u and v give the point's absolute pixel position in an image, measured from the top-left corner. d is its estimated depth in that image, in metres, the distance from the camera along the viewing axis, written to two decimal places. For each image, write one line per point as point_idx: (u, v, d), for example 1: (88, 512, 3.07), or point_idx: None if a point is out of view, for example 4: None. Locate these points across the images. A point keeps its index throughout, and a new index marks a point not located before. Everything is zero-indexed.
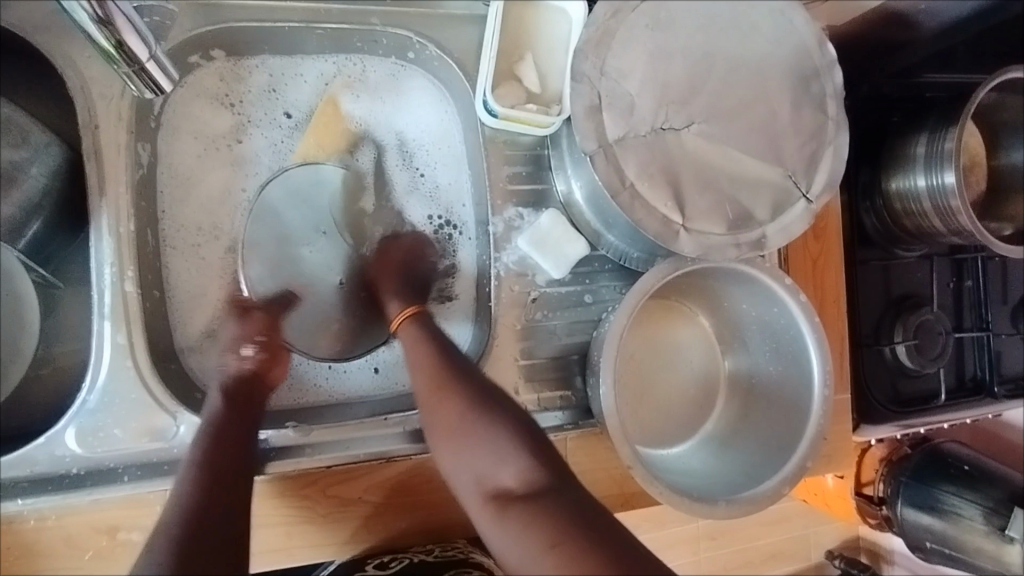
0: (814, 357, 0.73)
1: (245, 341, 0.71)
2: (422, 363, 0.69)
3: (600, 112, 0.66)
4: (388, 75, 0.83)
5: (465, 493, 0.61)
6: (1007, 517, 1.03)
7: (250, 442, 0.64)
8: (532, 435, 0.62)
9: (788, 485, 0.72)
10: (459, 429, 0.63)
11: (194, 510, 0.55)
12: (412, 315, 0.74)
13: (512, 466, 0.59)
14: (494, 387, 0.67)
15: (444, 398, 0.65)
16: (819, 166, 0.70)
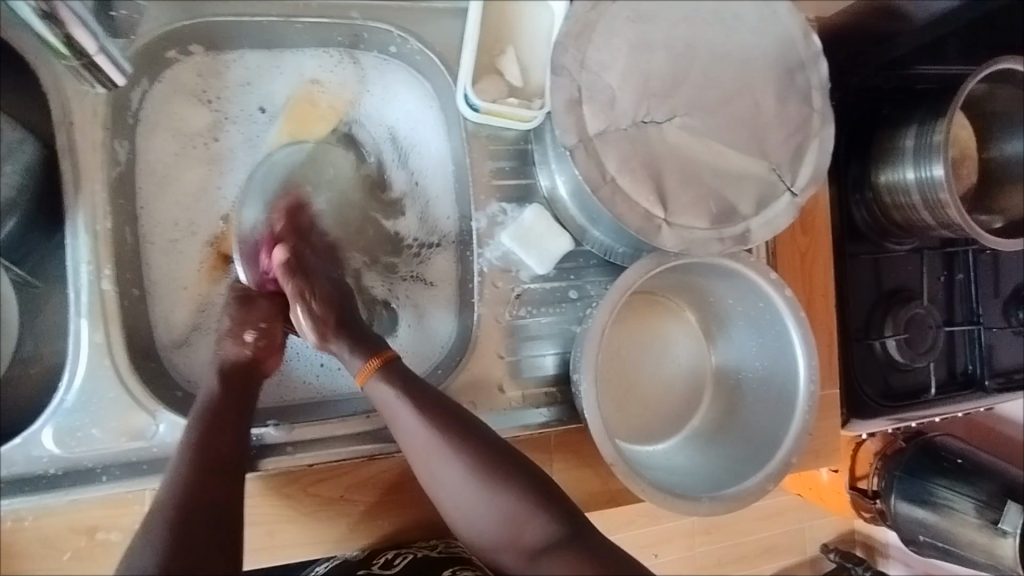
0: (799, 350, 0.73)
1: (247, 327, 0.71)
2: (410, 425, 0.64)
3: (580, 105, 0.66)
4: (372, 68, 0.82)
5: (489, 549, 0.62)
6: (1000, 510, 1.02)
7: (247, 419, 0.64)
8: (541, 487, 0.62)
9: (773, 481, 0.71)
10: (469, 492, 0.62)
11: (191, 485, 0.55)
12: (381, 366, 0.66)
13: (537, 525, 0.60)
14: (491, 438, 0.65)
15: (445, 462, 0.62)
16: (804, 158, 0.70)
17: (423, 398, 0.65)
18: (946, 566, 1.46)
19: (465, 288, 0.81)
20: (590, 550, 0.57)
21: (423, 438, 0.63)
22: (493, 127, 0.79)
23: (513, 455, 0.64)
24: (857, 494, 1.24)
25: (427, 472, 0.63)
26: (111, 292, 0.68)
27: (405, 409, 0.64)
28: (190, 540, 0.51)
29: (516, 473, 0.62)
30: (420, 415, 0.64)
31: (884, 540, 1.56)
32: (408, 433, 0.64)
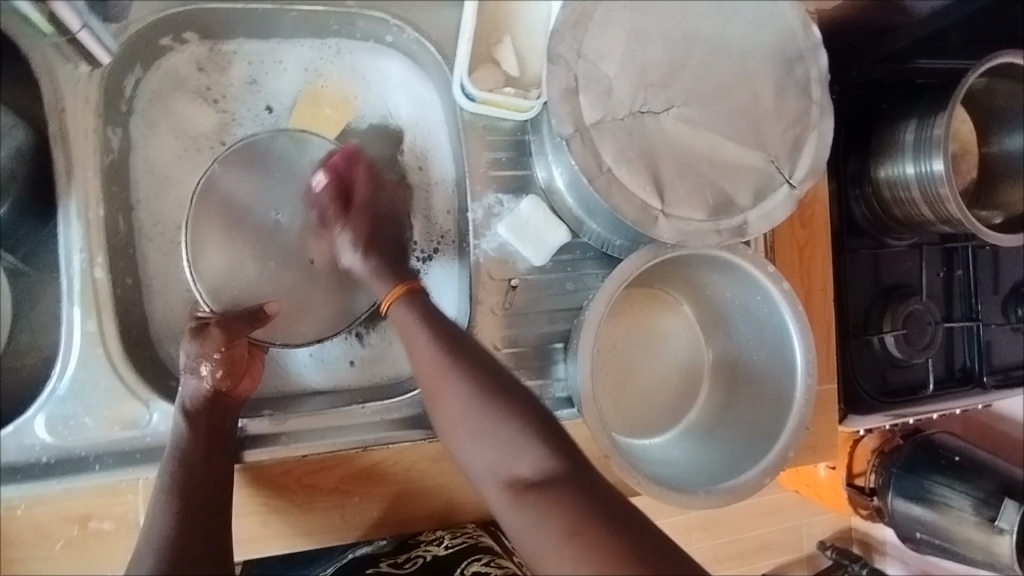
0: (797, 344, 0.72)
1: (204, 359, 0.68)
2: (423, 350, 0.65)
3: (577, 94, 0.65)
4: (365, 56, 0.82)
5: (481, 481, 0.58)
6: (998, 508, 1.02)
7: (229, 460, 0.65)
8: (543, 421, 0.58)
9: (769, 475, 0.71)
10: (469, 417, 0.60)
11: (179, 529, 0.56)
12: (406, 293, 0.70)
13: (524, 454, 0.55)
14: (499, 369, 0.63)
15: (447, 385, 0.62)
16: (803, 151, 0.69)
17: (439, 329, 0.66)
18: (942, 564, 1.47)
19: (463, 280, 0.80)
20: (577, 483, 0.51)
21: (433, 363, 0.64)
22: (490, 118, 0.78)
23: (519, 391, 0.61)
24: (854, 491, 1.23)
25: (433, 398, 0.63)
26: (103, 280, 0.67)
27: (422, 335, 0.66)
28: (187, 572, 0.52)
29: (517, 404, 0.59)
30: (434, 341, 0.65)
31: (881, 537, 1.60)
32: (421, 359, 0.65)
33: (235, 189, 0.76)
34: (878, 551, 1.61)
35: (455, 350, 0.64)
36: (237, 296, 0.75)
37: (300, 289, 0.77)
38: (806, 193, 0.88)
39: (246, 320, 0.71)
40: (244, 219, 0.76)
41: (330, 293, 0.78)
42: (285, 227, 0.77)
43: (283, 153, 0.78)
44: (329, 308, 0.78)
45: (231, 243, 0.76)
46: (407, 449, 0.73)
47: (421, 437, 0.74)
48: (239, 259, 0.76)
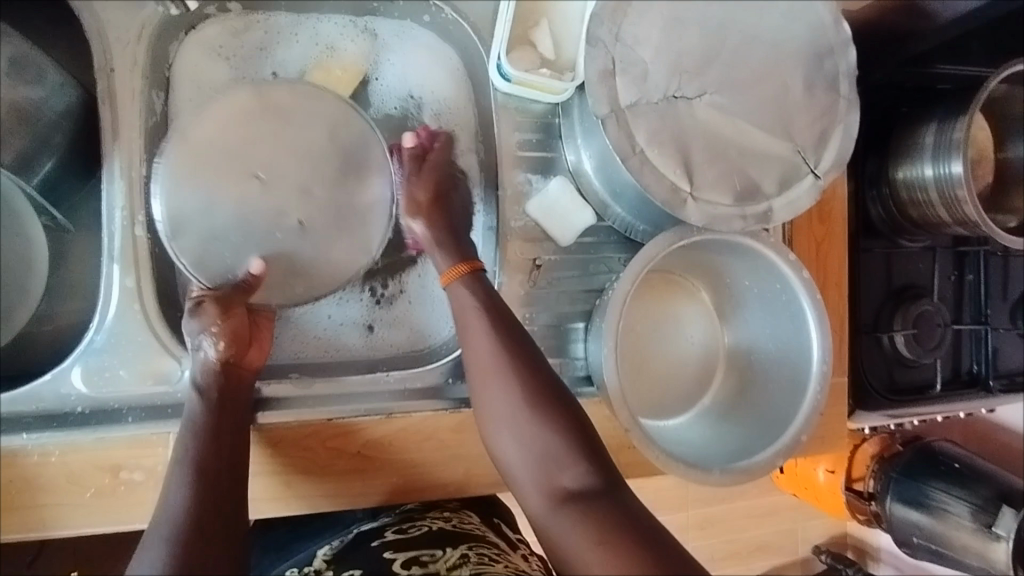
0: (814, 332, 0.74)
1: (205, 334, 0.65)
2: (479, 345, 0.67)
3: (613, 76, 0.67)
4: (393, 33, 0.81)
5: (520, 482, 0.62)
6: (994, 515, 1.04)
7: (245, 439, 0.64)
8: (588, 439, 0.63)
9: (782, 456, 0.73)
10: (519, 418, 0.64)
11: (194, 511, 0.55)
12: (468, 273, 0.71)
13: (570, 466, 0.61)
14: (550, 374, 0.67)
15: (501, 382, 0.65)
16: (829, 143, 0.71)
17: (499, 322, 0.68)
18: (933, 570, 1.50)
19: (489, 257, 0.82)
20: (619, 504, 0.57)
21: (489, 359, 0.66)
22: (522, 99, 0.80)
23: (567, 401, 0.65)
24: (852, 496, 1.23)
25: (484, 392, 0.66)
26: (143, 238, 0.69)
27: (480, 326, 0.68)
28: (196, 563, 0.51)
29: (566, 418, 0.64)
30: (493, 336, 0.67)
31: (876, 544, 1.62)
32: (476, 352, 0.67)
33: (224, 139, 0.71)
34: (873, 557, 1.63)
35: (512, 348, 0.67)
36: (224, 263, 0.70)
37: (285, 253, 0.73)
38: (826, 188, 0.89)
39: (238, 291, 0.68)
40: (220, 176, 0.71)
41: (317, 256, 0.74)
42: (269, 187, 0.72)
43: (264, 105, 0.72)
44: (319, 272, 0.74)
45: (208, 204, 0.70)
46: (429, 417, 0.74)
47: (442, 408, 0.75)
48: (222, 223, 0.71)
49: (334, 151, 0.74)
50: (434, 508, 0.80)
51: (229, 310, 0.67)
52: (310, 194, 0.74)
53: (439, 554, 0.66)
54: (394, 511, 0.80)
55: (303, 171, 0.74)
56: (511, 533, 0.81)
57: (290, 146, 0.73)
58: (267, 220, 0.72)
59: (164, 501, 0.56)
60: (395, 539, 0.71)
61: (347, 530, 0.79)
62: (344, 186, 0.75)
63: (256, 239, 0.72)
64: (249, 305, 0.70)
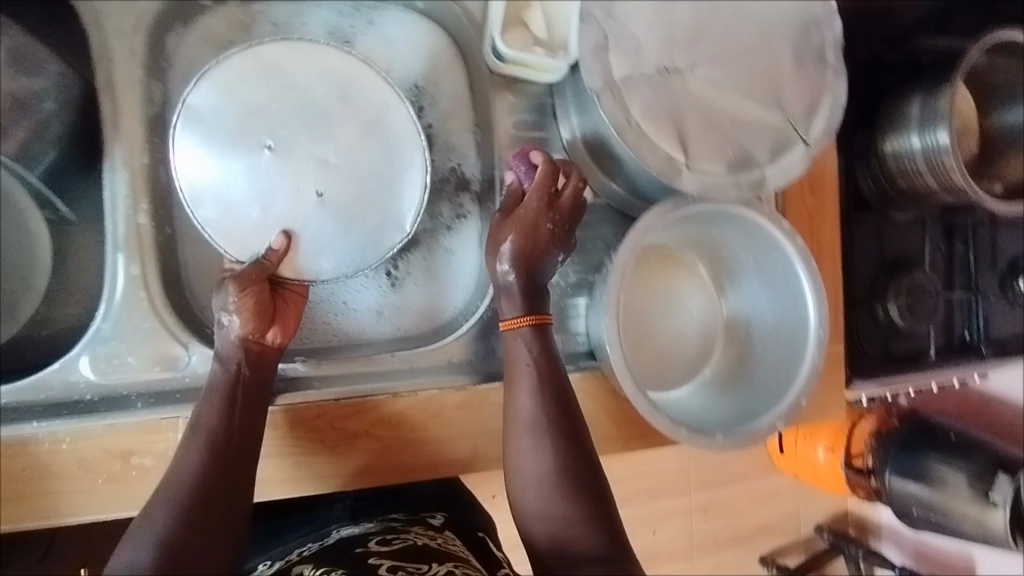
0: (810, 299, 0.75)
1: (228, 310, 0.67)
2: (523, 398, 0.69)
3: (606, 51, 0.68)
4: (396, 22, 0.82)
5: (535, 534, 0.66)
6: (991, 482, 1.07)
7: (263, 417, 0.66)
8: (608, 514, 0.66)
9: (783, 420, 0.74)
10: (548, 475, 0.66)
11: (200, 480, 0.59)
12: (531, 325, 0.71)
13: (587, 531, 0.64)
14: (585, 437, 0.69)
15: (539, 437, 0.68)
16: (818, 112, 0.72)
17: (548, 378, 0.70)
18: (933, 542, 1.53)
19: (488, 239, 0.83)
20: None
21: (531, 416, 0.69)
22: (517, 81, 0.81)
23: (595, 469, 0.68)
24: (853, 472, 1.26)
25: (521, 446, 0.68)
26: (146, 227, 0.69)
27: (528, 379, 0.70)
28: (192, 534, 0.55)
29: (592, 488, 0.67)
30: (539, 393, 0.69)
31: (877, 520, 1.65)
32: (519, 405, 0.69)
33: (227, 107, 0.69)
34: (874, 533, 1.66)
35: (555, 406, 0.69)
36: (248, 237, 0.70)
37: (305, 226, 0.71)
38: (816, 160, 0.91)
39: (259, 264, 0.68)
40: (231, 146, 0.69)
41: (340, 231, 0.72)
42: (279, 154, 0.70)
43: (261, 67, 0.70)
44: (347, 247, 0.72)
45: (221, 176, 0.69)
46: (435, 396, 0.75)
47: (447, 387, 0.77)
48: (239, 196, 0.70)
49: (346, 113, 0.72)
50: (419, 523, 0.79)
51: (252, 284, 0.67)
52: (326, 161, 0.71)
53: (424, 568, 0.64)
54: (376, 518, 0.80)
55: (318, 138, 0.71)
56: (494, 551, 0.79)
57: (300, 112, 0.71)
58: (287, 190, 0.70)
59: (175, 467, 0.60)
60: (379, 549, 0.69)
61: (326, 534, 0.78)
62: (364, 153, 0.73)
63: (276, 210, 0.70)
64: (275, 277, 0.71)
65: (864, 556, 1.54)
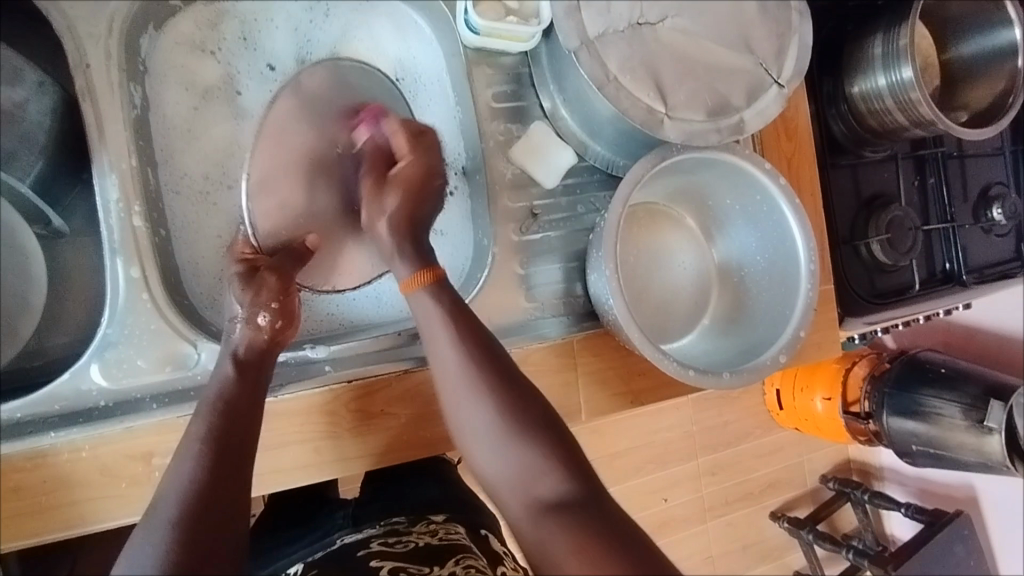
0: (798, 236, 0.78)
1: (259, 309, 0.68)
2: (446, 355, 0.67)
3: (579, 11, 0.70)
4: (351, 9, 0.83)
5: (496, 488, 0.63)
6: (984, 410, 1.10)
7: (255, 420, 0.63)
8: (565, 448, 0.62)
9: (785, 353, 0.77)
10: (493, 428, 0.63)
11: (199, 490, 0.54)
12: (430, 281, 0.69)
13: (545, 473, 0.60)
14: (521, 379, 0.67)
15: (471, 389, 0.65)
16: (787, 53, 0.75)
17: (462, 330, 0.67)
18: (934, 476, 1.58)
19: (476, 215, 0.83)
20: (599, 512, 0.56)
21: (457, 369, 0.66)
22: (491, 53, 0.82)
23: (546, 408, 0.65)
24: (851, 417, 1.31)
25: (459, 400, 0.66)
26: (142, 229, 0.69)
27: (444, 335, 0.67)
28: (197, 542, 0.51)
29: (543, 428, 0.63)
30: (459, 346, 0.66)
31: (879, 463, 1.70)
32: (443, 363, 0.67)
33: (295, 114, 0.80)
34: (877, 476, 1.71)
35: (480, 355, 0.66)
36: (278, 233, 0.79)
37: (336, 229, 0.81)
38: (789, 105, 0.92)
39: (293, 259, 0.75)
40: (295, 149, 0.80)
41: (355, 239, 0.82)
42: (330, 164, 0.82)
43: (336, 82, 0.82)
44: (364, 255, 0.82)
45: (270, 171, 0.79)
46: None
47: None
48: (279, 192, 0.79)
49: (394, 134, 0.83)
50: (421, 521, 0.80)
51: (282, 290, 0.71)
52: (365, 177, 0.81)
53: (429, 569, 0.65)
54: (379, 523, 0.79)
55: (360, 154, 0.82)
56: (495, 543, 0.79)
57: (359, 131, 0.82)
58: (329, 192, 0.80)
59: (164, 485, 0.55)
60: (383, 552, 0.69)
61: (330, 543, 0.75)
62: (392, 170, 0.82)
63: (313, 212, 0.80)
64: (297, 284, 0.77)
65: (871, 498, 1.60)
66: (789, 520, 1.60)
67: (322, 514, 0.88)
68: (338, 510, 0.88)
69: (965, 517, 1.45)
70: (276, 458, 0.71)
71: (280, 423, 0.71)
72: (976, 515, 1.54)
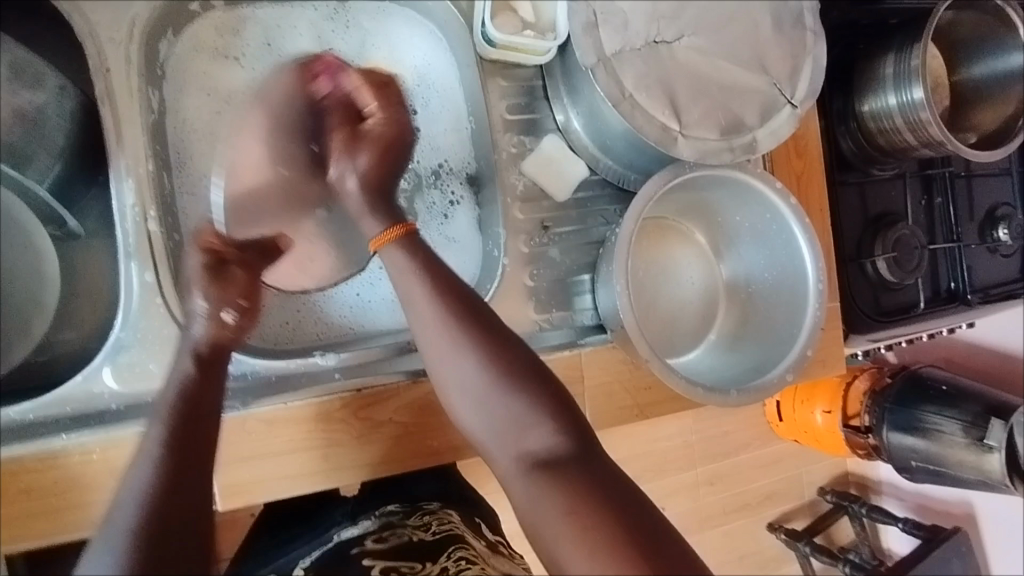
0: (807, 255, 0.78)
1: (225, 305, 0.67)
2: (423, 312, 0.65)
3: (597, 28, 0.71)
4: (371, 16, 0.83)
5: (485, 442, 0.62)
6: (985, 428, 1.11)
7: (214, 419, 0.59)
8: (555, 396, 0.61)
9: (791, 371, 0.78)
10: (479, 383, 0.62)
11: (156, 502, 0.49)
12: (402, 236, 0.68)
13: (537, 426, 0.59)
14: (507, 331, 0.65)
15: (451, 343, 0.63)
16: (803, 74, 0.75)
17: (435, 282, 0.65)
18: (932, 492, 1.59)
19: (487, 224, 0.84)
20: (594, 469, 0.55)
21: (434, 324, 0.64)
22: (507, 66, 0.83)
23: (535, 361, 0.64)
24: (851, 431, 1.31)
25: (439, 355, 0.64)
26: (157, 233, 0.70)
27: (418, 289, 0.65)
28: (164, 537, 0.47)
29: (536, 376, 0.62)
30: (434, 300, 0.65)
31: (877, 477, 1.70)
32: (419, 319, 0.65)
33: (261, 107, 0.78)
34: (874, 489, 1.71)
35: (457, 308, 0.64)
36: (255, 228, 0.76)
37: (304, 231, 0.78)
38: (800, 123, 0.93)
39: (259, 252, 0.74)
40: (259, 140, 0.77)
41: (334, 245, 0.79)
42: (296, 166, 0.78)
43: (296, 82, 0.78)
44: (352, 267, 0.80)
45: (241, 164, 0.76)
46: None
47: None
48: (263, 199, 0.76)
49: None
50: (416, 511, 0.79)
51: (251, 287, 0.70)
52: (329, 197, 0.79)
53: (419, 566, 0.63)
54: (375, 516, 0.79)
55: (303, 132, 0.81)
56: (490, 531, 0.80)
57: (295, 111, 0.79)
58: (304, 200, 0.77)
59: (114, 501, 0.50)
60: (375, 549, 0.68)
61: (327, 539, 0.76)
62: None
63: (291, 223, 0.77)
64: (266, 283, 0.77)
65: (868, 512, 1.60)
66: (786, 532, 1.60)
67: (322, 509, 0.89)
68: (339, 507, 0.87)
69: (963, 534, 1.45)
70: (282, 464, 0.72)
71: (285, 429, 0.72)
72: (973, 532, 1.54)
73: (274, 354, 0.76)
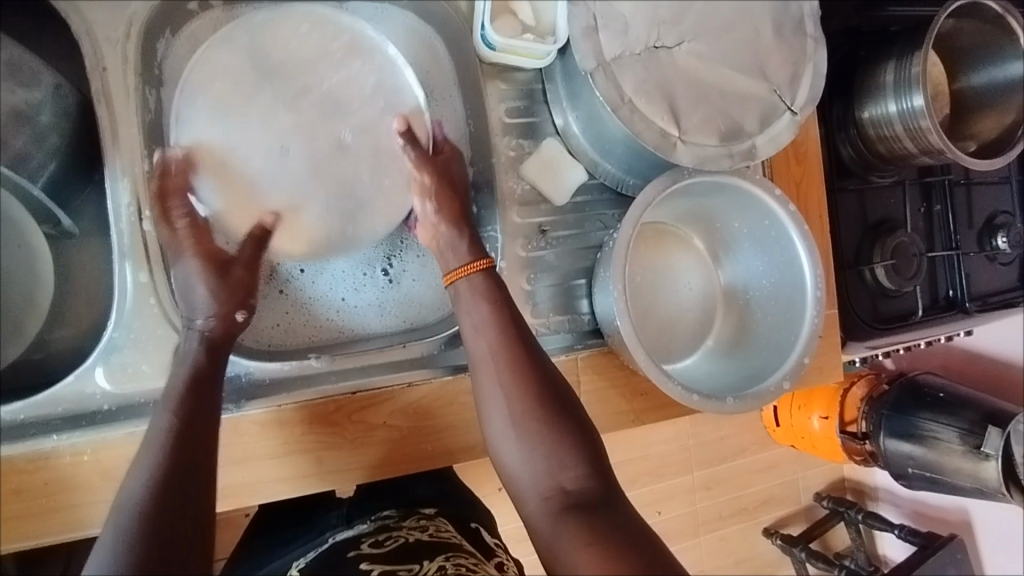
0: (805, 263, 0.78)
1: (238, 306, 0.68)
2: (482, 343, 0.66)
3: (597, 32, 0.71)
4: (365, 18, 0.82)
5: (519, 484, 0.60)
6: (982, 436, 1.09)
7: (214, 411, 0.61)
8: (592, 443, 0.61)
9: (789, 379, 0.77)
10: (524, 418, 0.61)
11: (155, 491, 0.52)
12: (482, 270, 0.69)
13: (570, 467, 0.59)
14: (555, 371, 0.65)
15: (504, 373, 0.64)
16: (803, 80, 0.75)
17: (505, 314, 0.67)
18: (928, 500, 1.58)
19: (486, 226, 0.83)
20: (618, 516, 0.54)
21: (490, 355, 0.65)
22: (506, 68, 0.82)
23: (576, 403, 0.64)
24: (847, 438, 1.31)
25: (490, 387, 0.64)
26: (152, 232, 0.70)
27: (482, 320, 0.67)
28: (161, 525, 0.50)
29: (577, 420, 0.62)
30: (495, 331, 0.66)
31: (874, 483, 1.70)
32: (478, 349, 0.66)
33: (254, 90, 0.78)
34: (871, 496, 1.71)
35: (518, 343, 0.65)
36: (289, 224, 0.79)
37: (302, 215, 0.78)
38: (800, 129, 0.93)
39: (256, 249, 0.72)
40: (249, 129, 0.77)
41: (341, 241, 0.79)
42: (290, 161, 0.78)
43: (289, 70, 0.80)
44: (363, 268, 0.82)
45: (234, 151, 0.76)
46: (450, 382, 0.76)
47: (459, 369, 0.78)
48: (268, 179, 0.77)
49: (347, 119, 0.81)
50: (413, 515, 0.79)
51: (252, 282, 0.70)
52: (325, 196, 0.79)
53: (417, 568, 0.63)
54: (371, 518, 0.78)
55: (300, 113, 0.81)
56: (487, 537, 0.80)
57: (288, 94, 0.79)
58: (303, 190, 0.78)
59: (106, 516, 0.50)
60: (371, 552, 0.68)
61: (322, 542, 0.76)
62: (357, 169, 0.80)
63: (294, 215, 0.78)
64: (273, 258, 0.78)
65: (864, 519, 1.59)
66: (781, 537, 1.59)
67: (315, 511, 0.88)
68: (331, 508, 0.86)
69: (959, 541, 1.44)
70: (272, 467, 0.71)
71: (277, 432, 0.71)
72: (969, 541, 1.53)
73: (268, 356, 0.76)
